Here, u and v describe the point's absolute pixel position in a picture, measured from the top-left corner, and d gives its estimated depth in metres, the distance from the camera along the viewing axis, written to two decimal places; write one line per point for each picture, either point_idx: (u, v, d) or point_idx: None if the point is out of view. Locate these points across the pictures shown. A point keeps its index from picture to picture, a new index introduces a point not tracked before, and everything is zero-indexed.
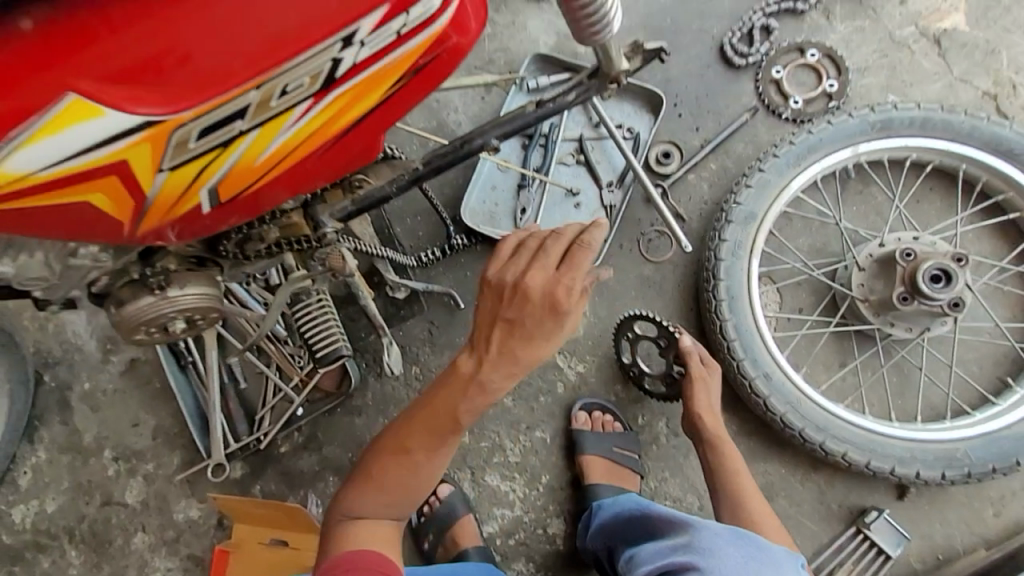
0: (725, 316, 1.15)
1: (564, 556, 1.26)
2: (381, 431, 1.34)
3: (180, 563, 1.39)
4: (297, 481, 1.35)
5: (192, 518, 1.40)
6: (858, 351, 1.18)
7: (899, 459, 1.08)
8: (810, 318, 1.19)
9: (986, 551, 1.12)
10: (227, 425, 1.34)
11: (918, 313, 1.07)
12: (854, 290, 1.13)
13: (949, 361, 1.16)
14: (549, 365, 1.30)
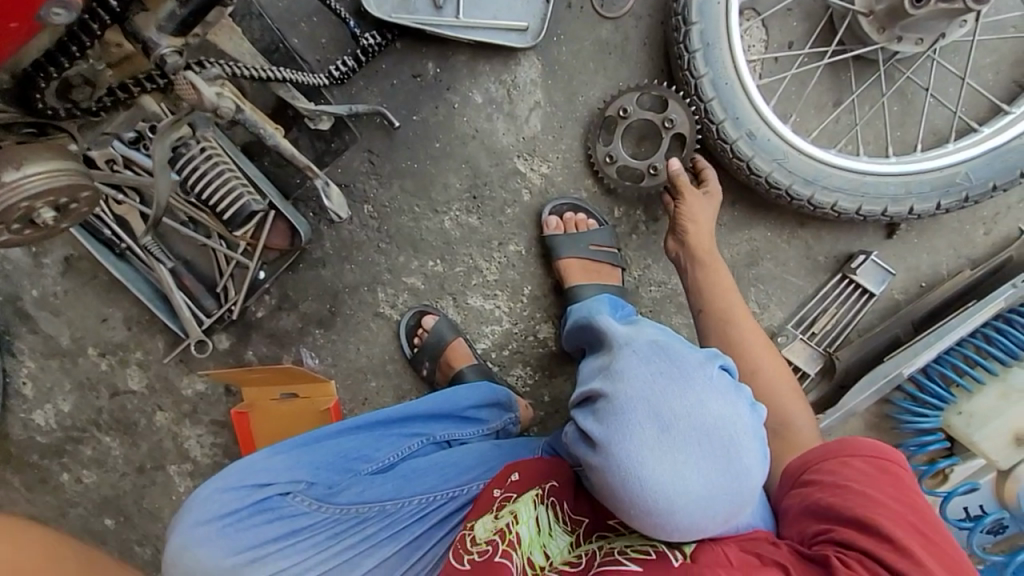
0: (699, 70, 0.97)
1: (560, 357, 1.28)
2: (353, 277, 1.27)
3: (207, 428, 1.44)
4: (285, 340, 1.33)
5: (201, 390, 1.42)
6: (856, 84, 1.02)
7: (892, 198, 0.99)
8: (802, 52, 1.01)
9: (971, 271, 1.11)
10: (192, 303, 1.28)
11: (934, 18, 0.88)
12: (855, 2, 0.94)
13: (962, 72, 1.00)
14: (509, 172, 1.17)
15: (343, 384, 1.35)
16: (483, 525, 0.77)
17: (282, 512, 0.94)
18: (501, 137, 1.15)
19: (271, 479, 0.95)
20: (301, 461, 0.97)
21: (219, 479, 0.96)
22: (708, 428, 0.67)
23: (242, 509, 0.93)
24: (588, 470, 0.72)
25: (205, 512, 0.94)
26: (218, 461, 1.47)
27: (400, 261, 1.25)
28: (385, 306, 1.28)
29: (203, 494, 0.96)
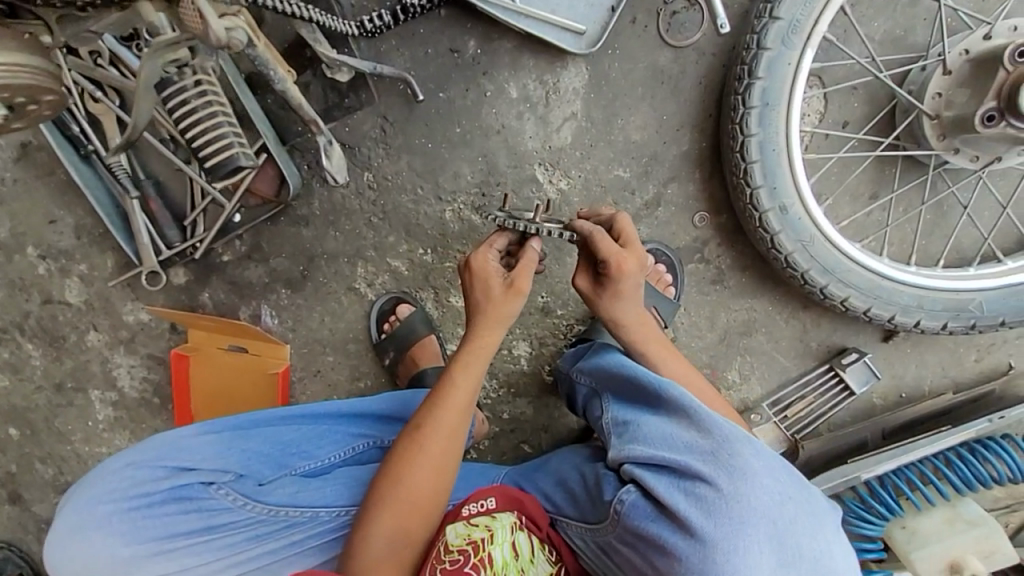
0: (750, 128, 0.91)
1: (529, 378, 1.22)
2: (335, 244, 1.18)
3: (142, 361, 1.34)
4: (247, 292, 1.23)
5: (143, 321, 1.31)
6: (899, 183, 0.99)
7: (903, 307, 0.96)
8: (855, 136, 0.97)
9: (953, 394, 1.09)
10: (154, 228, 1.17)
11: (997, 140, 0.84)
12: (925, 101, 0.88)
13: (1003, 201, 0.97)
14: (525, 179, 1.09)
15: (298, 350, 1.27)
16: (457, 530, 0.75)
17: (205, 503, 0.80)
18: (527, 140, 1.07)
19: (199, 463, 0.82)
20: (237, 447, 0.85)
21: (132, 454, 0.81)
22: (817, 571, 0.62)
23: (155, 493, 0.79)
24: (664, 555, 0.65)
25: (111, 491, 0.78)
26: (146, 397, 1.37)
27: (389, 241, 1.17)
28: (361, 283, 1.20)
29: (106, 469, 0.80)
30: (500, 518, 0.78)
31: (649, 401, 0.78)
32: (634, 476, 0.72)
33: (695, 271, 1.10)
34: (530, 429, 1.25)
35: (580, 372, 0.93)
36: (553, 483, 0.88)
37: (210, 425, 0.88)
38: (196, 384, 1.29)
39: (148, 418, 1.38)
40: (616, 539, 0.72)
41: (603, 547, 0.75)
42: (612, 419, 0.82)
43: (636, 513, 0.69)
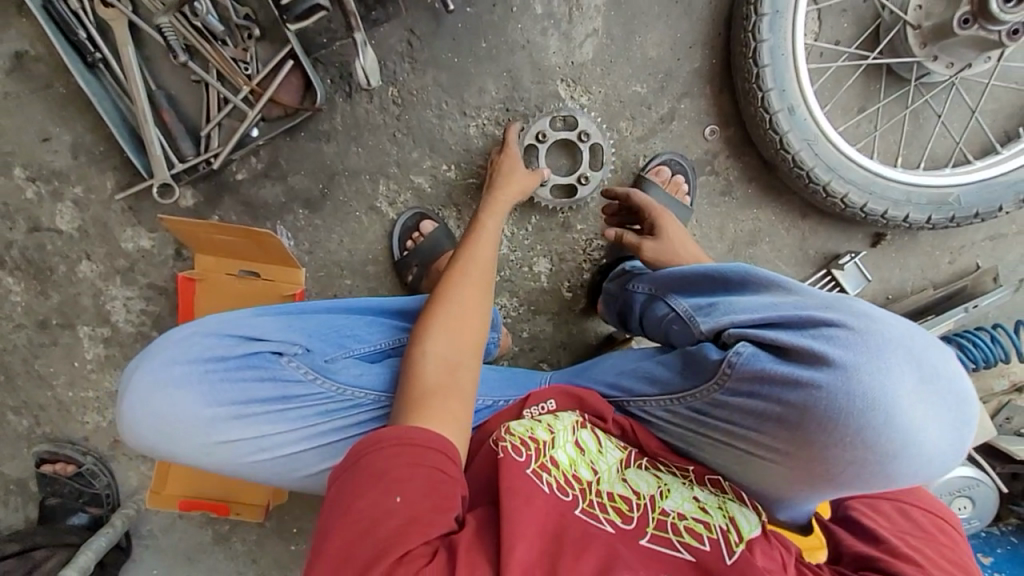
0: (761, 35, 1.00)
1: (548, 295, 1.26)
2: (357, 161, 1.18)
3: (140, 292, 1.27)
4: (262, 212, 1.21)
5: (144, 248, 1.25)
6: (884, 94, 1.10)
7: (894, 202, 1.07)
8: (849, 51, 1.08)
9: (934, 291, 1.21)
10: (166, 142, 1.12)
11: (968, 46, 0.97)
12: (909, 13, 1.01)
13: (973, 105, 1.10)
14: (549, 94, 1.14)
15: (314, 274, 1.26)
16: (521, 425, 0.80)
17: (273, 372, 0.81)
18: (551, 55, 1.12)
19: (267, 334, 0.83)
20: (301, 325, 0.85)
21: (203, 323, 0.84)
22: (956, 390, 0.64)
23: (226, 357, 0.80)
24: (795, 391, 0.67)
25: (186, 353, 0.80)
26: (143, 332, 1.30)
27: (413, 157, 1.18)
28: (383, 201, 1.21)
29: (178, 335, 0.83)
30: (562, 418, 0.83)
31: (728, 284, 0.84)
32: (743, 335, 0.75)
33: (706, 183, 1.18)
34: (549, 346, 1.29)
35: (637, 285, 1.02)
36: (615, 374, 0.93)
37: (272, 308, 0.89)
38: (201, 312, 1.24)
39: (145, 355, 1.32)
40: (723, 395, 0.75)
41: (698, 410, 0.79)
42: (686, 307, 0.89)
43: (753, 362, 0.71)
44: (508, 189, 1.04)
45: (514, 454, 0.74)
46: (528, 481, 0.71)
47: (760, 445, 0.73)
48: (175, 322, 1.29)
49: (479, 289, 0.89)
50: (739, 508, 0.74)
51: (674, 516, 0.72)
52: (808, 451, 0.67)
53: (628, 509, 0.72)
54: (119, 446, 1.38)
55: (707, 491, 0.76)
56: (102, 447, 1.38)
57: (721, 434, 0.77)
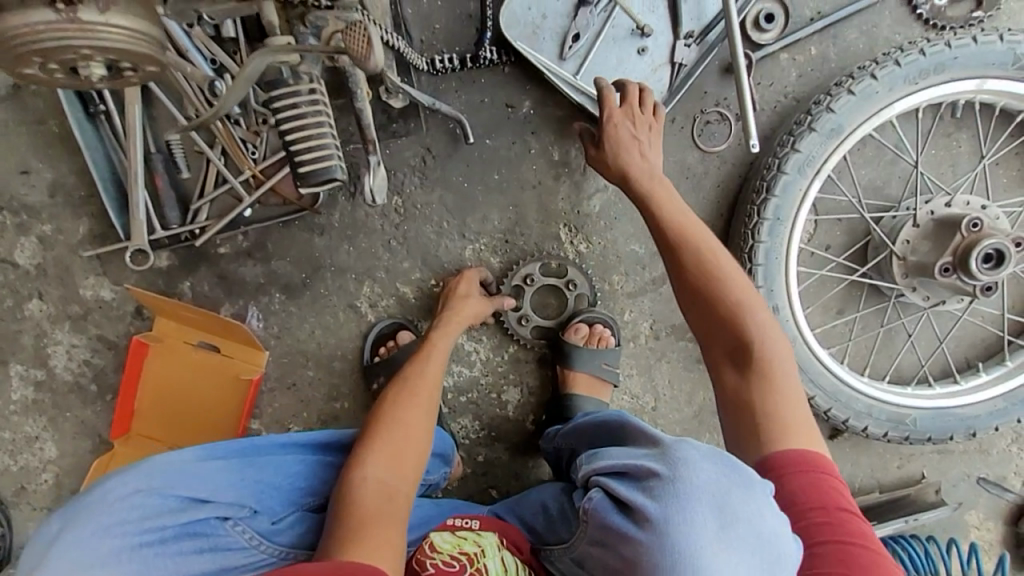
0: (760, 236, 1.03)
1: (511, 424, 1.23)
2: (346, 259, 1.16)
3: (87, 342, 1.20)
4: (237, 290, 1.17)
5: (103, 299, 1.18)
6: (863, 304, 1.14)
7: (856, 413, 1.10)
8: (836, 259, 1.12)
9: (879, 494, 1.24)
10: (153, 206, 1.08)
11: (945, 287, 1.02)
12: (896, 244, 1.05)
13: (939, 337, 1.15)
14: (549, 235, 1.15)
15: (276, 358, 1.21)
16: (447, 541, 0.87)
17: (218, 540, 0.75)
18: (559, 201, 1.14)
19: (211, 495, 0.77)
20: (248, 476, 0.80)
21: (130, 482, 0.75)
22: (750, 532, 0.63)
23: (163, 529, 0.73)
24: (629, 544, 0.66)
25: (119, 518, 0.72)
26: (81, 383, 1.22)
27: (402, 267, 1.17)
28: (364, 302, 1.18)
29: (102, 498, 0.73)
30: (485, 537, 0.90)
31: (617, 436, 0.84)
32: (601, 482, 0.74)
33: (684, 348, 1.19)
34: (501, 474, 1.25)
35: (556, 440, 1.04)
36: (535, 514, 0.96)
37: (213, 450, 0.83)
38: (152, 376, 1.20)
39: (77, 406, 1.23)
40: (588, 544, 0.74)
41: (580, 556, 0.77)
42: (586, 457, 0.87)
43: (600, 516, 0.70)
44: (460, 316, 1.05)
45: (447, 566, 0.81)
46: None
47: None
48: (118, 379, 1.22)
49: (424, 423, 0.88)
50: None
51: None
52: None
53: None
54: (24, 495, 1.28)
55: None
56: (6, 492, 1.27)
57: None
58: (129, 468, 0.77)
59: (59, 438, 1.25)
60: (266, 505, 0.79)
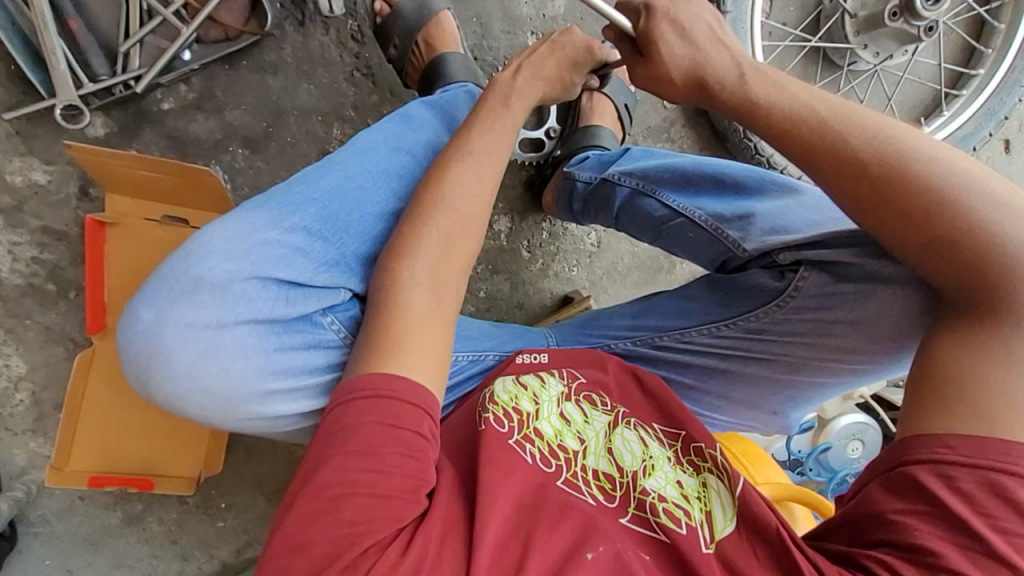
0: (725, 7, 1.06)
1: (506, 254, 1.25)
2: (308, 99, 1.08)
3: (32, 237, 1.08)
4: (192, 150, 1.07)
5: (38, 184, 1.06)
6: (820, 77, 1.19)
7: None
8: (794, 32, 1.16)
9: None
10: (72, 55, 0.95)
11: (892, 37, 1.10)
12: (848, 2, 1.11)
13: (887, 97, 1.23)
14: (518, 46, 1.11)
15: None
16: (506, 391, 0.76)
17: (320, 335, 0.72)
18: (522, 6, 1.10)
19: (302, 279, 0.71)
20: (327, 251, 0.73)
21: (211, 268, 0.68)
22: None
23: (266, 318, 0.69)
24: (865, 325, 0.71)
25: (227, 252, 0.70)
26: (37, 284, 1.11)
27: (371, 101, 1.11)
28: (336, 145, 1.11)
29: (191, 284, 0.69)
30: (548, 387, 0.78)
31: (739, 188, 0.83)
32: (800, 256, 0.73)
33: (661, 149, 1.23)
34: (505, 305, 1.27)
35: (619, 175, 0.94)
36: (634, 318, 0.86)
37: (281, 212, 0.73)
38: (114, 260, 1.09)
39: (37, 311, 1.12)
40: (786, 313, 0.75)
41: (749, 329, 0.77)
42: (706, 215, 0.84)
43: (821, 289, 0.72)
44: (512, 105, 0.79)
45: (495, 426, 0.71)
46: (510, 453, 0.69)
47: (823, 342, 0.74)
48: (78, 273, 1.11)
49: (467, 239, 0.72)
50: (719, 498, 0.69)
51: (653, 497, 0.68)
52: (871, 324, 0.70)
53: (611, 488, 0.70)
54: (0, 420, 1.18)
55: (690, 473, 0.72)
56: None
57: (774, 348, 0.77)
58: (202, 250, 0.70)
59: (26, 351, 1.14)
60: (352, 278, 0.74)
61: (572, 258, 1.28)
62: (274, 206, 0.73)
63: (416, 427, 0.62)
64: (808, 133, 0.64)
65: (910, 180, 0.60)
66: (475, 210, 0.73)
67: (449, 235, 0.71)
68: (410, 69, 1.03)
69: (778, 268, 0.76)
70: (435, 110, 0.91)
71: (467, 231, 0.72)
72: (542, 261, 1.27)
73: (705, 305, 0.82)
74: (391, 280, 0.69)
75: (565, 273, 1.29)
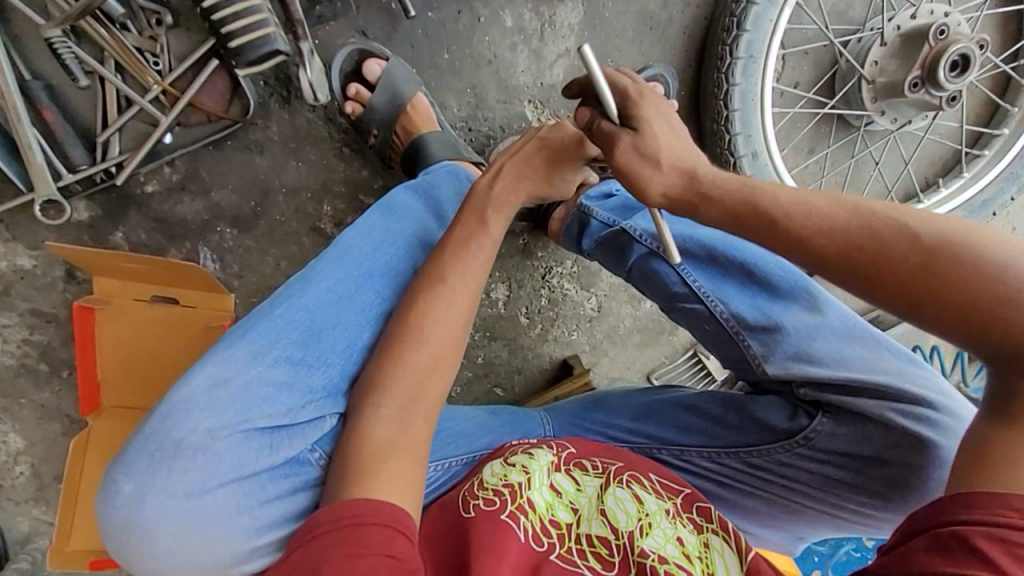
0: (733, 79, 0.99)
1: (505, 321, 1.22)
2: (296, 177, 1.04)
3: (21, 320, 1.06)
4: (179, 231, 1.04)
5: (23, 268, 1.03)
6: (834, 138, 1.14)
7: None
8: (807, 94, 1.10)
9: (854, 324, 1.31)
10: (49, 146, 0.91)
11: (912, 105, 1.03)
12: (866, 68, 1.03)
13: (905, 157, 1.17)
14: (515, 116, 1.06)
15: (244, 301, 1.10)
16: (493, 471, 0.72)
17: (307, 473, 0.66)
18: (519, 75, 1.04)
19: (285, 420, 0.65)
20: (311, 383, 0.67)
21: (194, 426, 0.63)
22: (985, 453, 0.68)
23: (251, 472, 0.64)
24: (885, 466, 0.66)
25: (210, 407, 0.64)
26: (29, 364, 1.10)
27: (363, 176, 1.06)
28: (327, 222, 1.07)
29: (174, 447, 0.63)
30: (538, 457, 0.73)
31: (763, 285, 0.73)
32: (820, 395, 0.69)
33: None
34: (504, 371, 1.25)
35: (640, 231, 0.80)
36: (634, 422, 0.80)
37: (262, 352, 0.66)
38: (105, 342, 1.07)
39: (31, 390, 1.12)
40: (794, 455, 0.70)
41: (752, 463, 0.72)
42: (728, 313, 0.73)
43: (836, 441, 0.68)
44: (488, 225, 0.74)
45: (485, 507, 0.68)
46: (503, 527, 0.65)
47: (836, 492, 0.69)
48: (70, 353, 1.10)
49: (445, 369, 0.68)
50: (722, 557, 0.66)
51: (653, 558, 0.64)
52: (892, 484, 0.66)
53: (609, 554, 0.66)
54: (2, 491, 1.19)
55: (691, 530, 0.68)
56: None
57: (775, 488, 0.72)
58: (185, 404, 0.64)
59: (22, 427, 1.14)
60: (339, 403, 0.68)
61: (572, 323, 1.25)
62: (254, 337, 0.67)
63: (384, 549, 0.56)
64: (822, 233, 0.56)
65: (951, 258, 0.52)
66: (454, 325, 0.69)
67: (429, 358, 0.67)
68: (392, 155, 1.02)
69: (794, 400, 0.72)
70: (420, 195, 0.82)
71: (451, 352, 0.69)
72: (541, 327, 1.24)
73: (707, 426, 0.76)
74: (353, 428, 0.65)
75: (564, 338, 1.26)
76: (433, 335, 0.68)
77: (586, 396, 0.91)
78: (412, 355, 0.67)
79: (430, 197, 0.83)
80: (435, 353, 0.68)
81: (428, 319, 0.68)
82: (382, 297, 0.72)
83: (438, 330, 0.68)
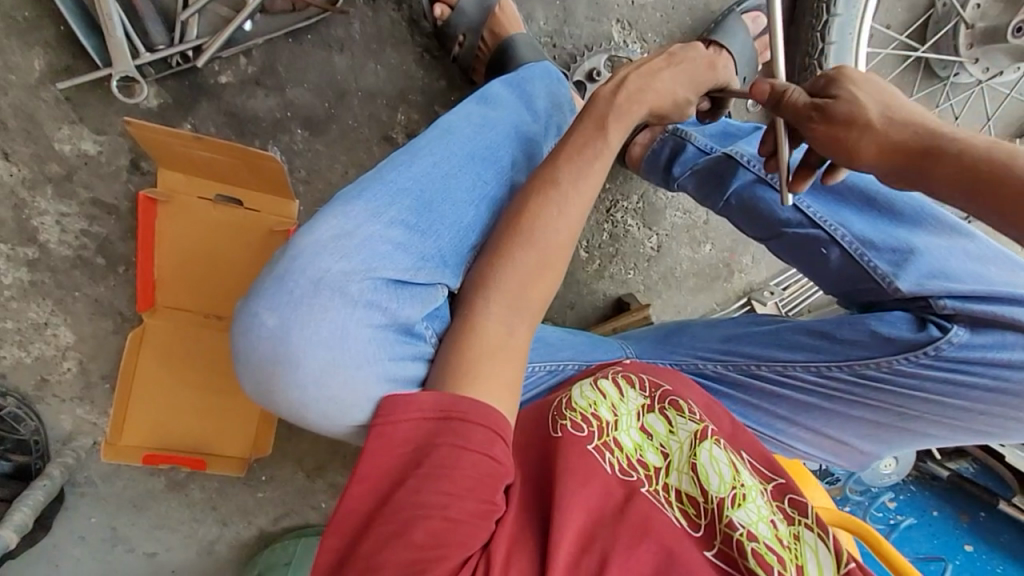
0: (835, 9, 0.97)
1: None
2: (374, 81, 1.01)
3: (81, 209, 1.04)
4: (250, 127, 1.00)
5: (88, 154, 1.01)
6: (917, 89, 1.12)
7: None
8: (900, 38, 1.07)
9: None
10: (129, 20, 0.88)
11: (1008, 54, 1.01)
12: (967, 10, 1.01)
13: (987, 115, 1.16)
14: (602, 35, 1.03)
15: (307, 209, 1.08)
16: (582, 394, 0.68)
17: (426, 344, 0.64)
18: None
19: (409, 276, 0.63)
20: (431, 246, 0.65)
21: (325, 267, 0.59)
22: None
23: (381, 323, 0.61)
24: (1018, 370, 0.65)
25: (342, 251, 0.60)
26: (86, 257, 1.08)
27: (440, 86, 1.04)
28: (400, 132, 1.05)
29: (308, 287, 0.59)
30: (627, 399, 0.69)
31: (882, 201, 0.74)
32: (963, 309, 0.67)
33: None
34: (558, 305, 1.24)
35: (748, 156, 0.82)
36: (725, 343, 0.80)
37: (386, 204, 0.63)
38: (166, 239, 1.04)
39: (86, 283, 1.10)
40: (910, 367, 0.68)
41: (864, 375, 0.71)
42: (851, 236, 0.73)
43: (968, 351, 0.66)
44: (607, 134, 0.67)
45: (573, 433, 0.64)
46: (591, 457, 0.62)
47: (965, 394, 0.67)
48: (128, 248, 1.08)
49: (554, 269, 0.64)
50: (813, 553, 0.58)
51: (742, 533, 0.57)
52: (1010, 392, 0.66)
53: (696, 514, 0.61)
54: (48, 387, 1.17)
55: (783, 519, 0.60)
56: (26, 387, 1.16)
57: (887, 397, 0.71)
58: (311, 249, 0.60)
59: (73, 322, 1.12)
60: (452, 273, 0.66)
61: (630, 261, 1.24)
62: (370, 197, 0.63)
63: (485, 450, 0.55)
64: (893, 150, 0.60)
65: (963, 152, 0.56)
66: (560, 237, 0.64)
67: (537, 261, 0.63)
68: (476, 66, 0.99)
69: (923, 314, 0.69)
70: (513, 89, 0.79)
71: (559, 260, 0.65)
72: (600, 262, 1.23)
73: (815, 344, 0.74)
74: (466, 323, 0.62)
75: (621, 275, 1.25)
76: (537, 242, 0.64)
77: (661, 326, 0.91)
78: (518, 261, 0.63)
79: (522, 90, 0.79)
80: (543, 259, 0.64)
81: (534, 225, 0.64)
82: (485, 180, 0.70)
83: (542, 233, 0.64)
